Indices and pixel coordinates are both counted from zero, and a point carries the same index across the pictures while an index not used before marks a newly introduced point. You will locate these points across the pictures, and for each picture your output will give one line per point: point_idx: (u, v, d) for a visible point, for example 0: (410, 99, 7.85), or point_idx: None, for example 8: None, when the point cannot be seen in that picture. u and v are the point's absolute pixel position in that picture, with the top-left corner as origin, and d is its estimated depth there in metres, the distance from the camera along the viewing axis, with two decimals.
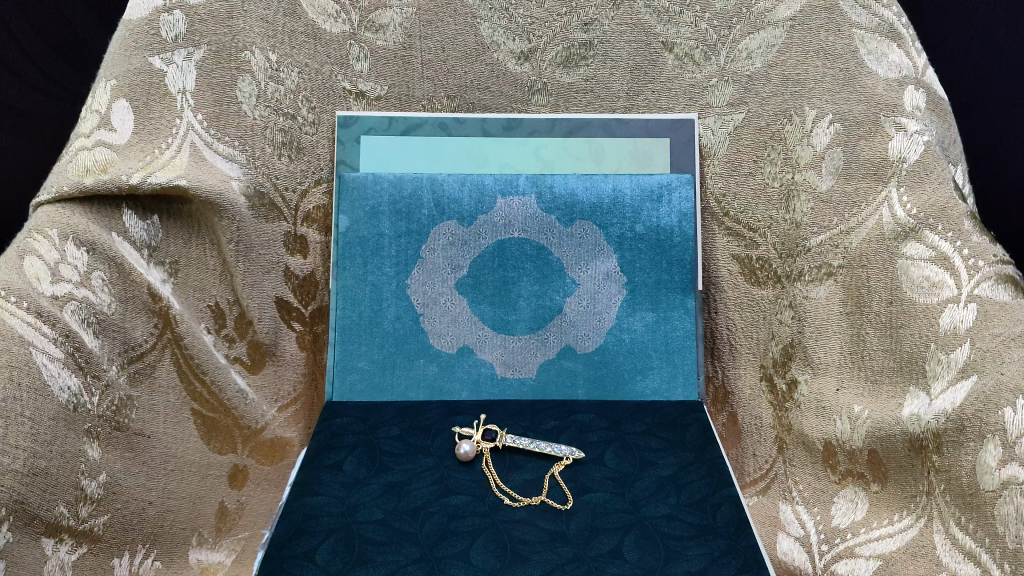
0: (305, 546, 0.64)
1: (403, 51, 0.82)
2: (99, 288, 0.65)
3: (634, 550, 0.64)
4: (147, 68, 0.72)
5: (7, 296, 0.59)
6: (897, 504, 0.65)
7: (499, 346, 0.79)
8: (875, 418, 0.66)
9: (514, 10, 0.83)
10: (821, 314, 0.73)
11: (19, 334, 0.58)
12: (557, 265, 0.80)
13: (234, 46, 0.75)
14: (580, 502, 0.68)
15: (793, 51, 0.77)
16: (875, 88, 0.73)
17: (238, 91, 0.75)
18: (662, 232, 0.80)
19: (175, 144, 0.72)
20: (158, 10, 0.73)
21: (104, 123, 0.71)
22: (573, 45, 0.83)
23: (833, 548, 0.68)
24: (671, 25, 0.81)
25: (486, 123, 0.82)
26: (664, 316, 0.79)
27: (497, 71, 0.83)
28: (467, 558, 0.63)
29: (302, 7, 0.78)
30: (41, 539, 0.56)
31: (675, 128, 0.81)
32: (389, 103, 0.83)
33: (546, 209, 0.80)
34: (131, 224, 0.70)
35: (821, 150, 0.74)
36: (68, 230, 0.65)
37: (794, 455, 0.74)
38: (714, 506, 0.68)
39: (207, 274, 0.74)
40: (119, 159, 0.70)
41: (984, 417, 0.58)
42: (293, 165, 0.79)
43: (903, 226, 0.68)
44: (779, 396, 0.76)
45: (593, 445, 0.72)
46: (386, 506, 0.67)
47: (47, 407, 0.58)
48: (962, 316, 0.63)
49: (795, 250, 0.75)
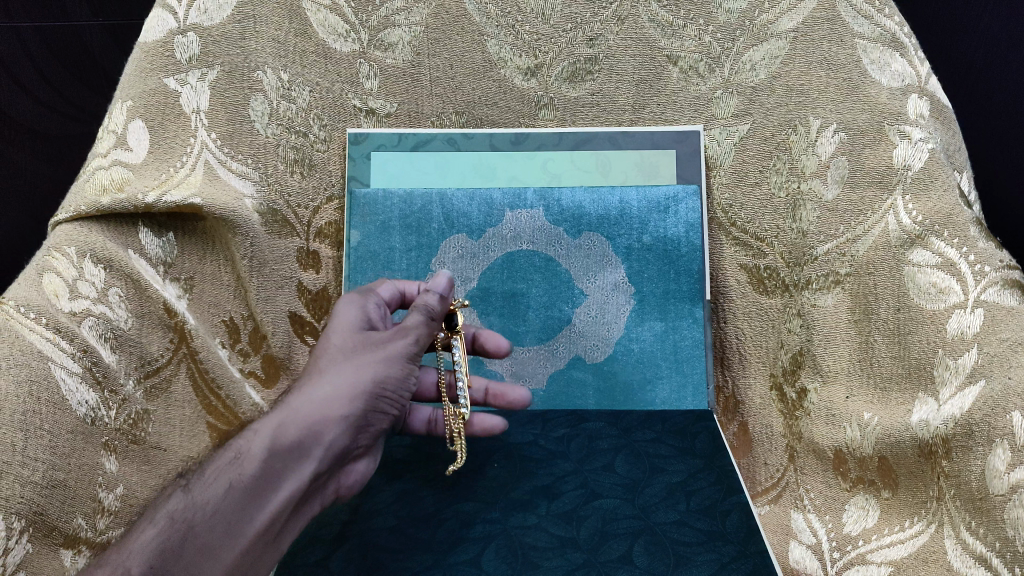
0: (318, 556, 0.65)
1: (412, 70, 0.84)
2: (116, 304, 0.67)
3: (644, 555, 0.65)
4: (162, 89, 0.74)
5: (25, 312, 0.61)
6: (907, 510, 0.66)
7: (509, 357, 0.80)
8: (884, 425, 0.66)
9: (520, 26, 0.84)
10: (829, 322, 0.73)
11: (39, 349, 0.60)
12: (565, 276, 0.81)
13: (248, 66, 0.76)
14: (591, 508, 0.69)
15: (796, 62, 0.78)
16: (878, 97, 0.73)
17: (251, 111, 0.76)
18: (670, 242, 0.80)
19: (189, 163, 0.73)
20: (173, 32, 0.75)
21: (120, 143, 0.73)
22: (579, 61, 0.84)
23: (844, 555, 0.68)
24: (675, 39, 0.82)
25: (495, 138, 0.83)
26: (673, 325, 0.80)
27: (505, 88, 0.85)
28: (479, 565, 0.64)
29: (313, 27, 0.80)
30: (59, 551, 0.58)
31: (681, 140, 0.82)
32: (399, 120, 0.84)
33: (555, 221, 0.81)
34: (147, 241, 0.71)
35: (826, 159, 0.75)
36: (85, 247, 0.67)
37: (805, 463, 0.74)
38: (723, 513, 0.69)
39: (222, 290, 0.76)
40: (135, 177, 0.71)
41: (993, 421, 0.58)
42: (305, 182, 0.80)
43: (908, 233, 0.69)
44: (789, 405, 0.76)
45: (603, 452, 0.73)
46: (399, 514, 0.68)
47: (65, 420, 0.59)
48: (969, 321, 0.64)
49: (802, 259, 0.76)
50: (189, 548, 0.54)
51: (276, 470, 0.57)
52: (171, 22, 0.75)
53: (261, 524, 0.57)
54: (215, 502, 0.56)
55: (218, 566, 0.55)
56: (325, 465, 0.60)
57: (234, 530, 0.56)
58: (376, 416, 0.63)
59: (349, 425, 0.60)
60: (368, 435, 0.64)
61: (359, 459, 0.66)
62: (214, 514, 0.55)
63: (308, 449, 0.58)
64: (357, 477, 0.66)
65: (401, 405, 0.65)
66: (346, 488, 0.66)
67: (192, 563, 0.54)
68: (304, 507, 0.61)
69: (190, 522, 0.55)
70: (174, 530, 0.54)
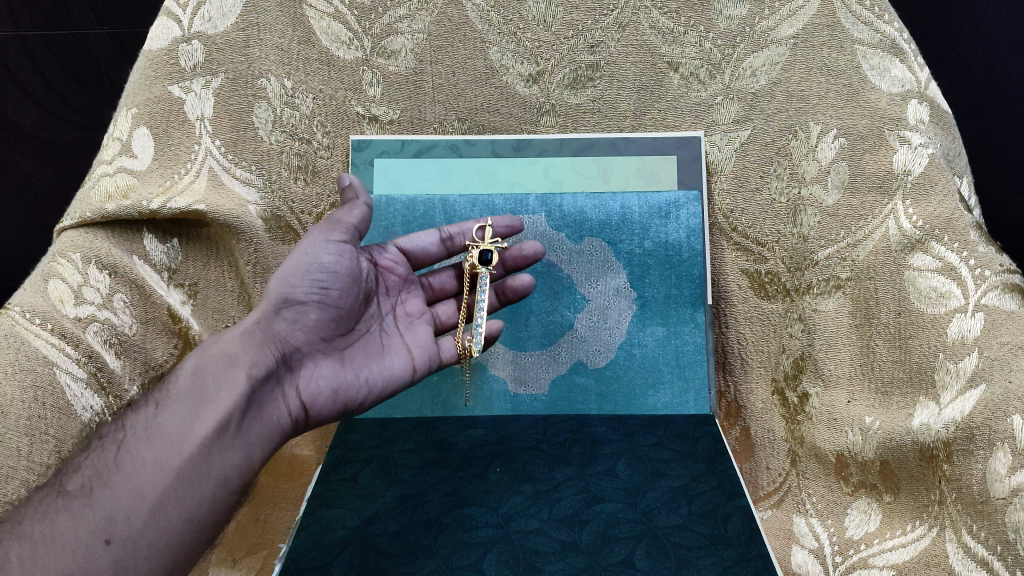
0: (320, 559, 0.66)
1: (414, 77, 0.84)
2: (121, 310, 0.68)
3: (646, 559, 0.66)
4: (167, 96, 0.75)
5: (31, 318, 0.63)
6: (909, 514, 0.66)
7: (511, 363, 0.80)
8: (886, 429, 0.67)
9: (522, 34, 0.84)
10: (831, 327, 0.73)
11: (43, 354, 0.62)
12: (567, 282, 0.81)
13: (252, 75, 0.77)
14: (592, 512, 0.69)
15: (797, 68, 0.78)
16: (878, 102, 0.74)
17: (255, 117, 0.77)
18: (671, 248, 0.80)
19: (194, 170, 0.74)
20: (177, 40, 0.75)
21: (125, 151, 0.73)
22: (580, 67, 0.84)
23: (846, 559, 0.68)
24: (676, 45, 0.82)
25: (497, 144, 0.84)
26: (675, 330, 0.80)
27: (507, 94, 0.85)
28: (481, 569, 0.65)
29: (316, 34, 0.81)
30: None
31: (682, 145, 0.82)
32: (402, 126, 0.84)
33: (557, 226, 0.81)
34: (152, 247, 0.72)
35: (826, 164, 0.76)
36: (91, 254, 0.68)
37: (807, 467, 0.74)
38: (725, 516, 0.69)
39: (226, 296, 0.76)
40: (140, 184, 0.72)
41: (993, 424, 0.60)
42: (309, 188, 0.80)
43: (909, 238, 0.69)
44: (790, 409, 0.76)
45: (605, 456, 0.74)
46: (400, 519, 0.69)
47: (69, 425, 0.62)
48: (969, 325, 0.65)
49: (803, 264, 0.76)
50: (125, 462, 0.59)
51: (202, 387, 0.63)
52: (175, 30, 0.76)
53: (200, 429, 0.61)
54: (149, 420, 0.62)
55: (159, 472, 0.59)
56: (258, 370, 0.63)
57: (173, 442, 0.60)
58: (295, 311, 0.65)
59: (265, 328, 0.65)
60: (308, 337, 0.66)
61: (322, 369, 0.67)
62: (150, 433, 0.61)
63: (231, 358, 0.64)
64: (327, 390, 0.66)
65: (327, 296, 0.66)
66: (321, 406, 0.66)
67: (130, 472, 0.59)
68: (259, 421, 0.64)
69: (126, 441, 0.61)
70: (111, 450, 0.60)
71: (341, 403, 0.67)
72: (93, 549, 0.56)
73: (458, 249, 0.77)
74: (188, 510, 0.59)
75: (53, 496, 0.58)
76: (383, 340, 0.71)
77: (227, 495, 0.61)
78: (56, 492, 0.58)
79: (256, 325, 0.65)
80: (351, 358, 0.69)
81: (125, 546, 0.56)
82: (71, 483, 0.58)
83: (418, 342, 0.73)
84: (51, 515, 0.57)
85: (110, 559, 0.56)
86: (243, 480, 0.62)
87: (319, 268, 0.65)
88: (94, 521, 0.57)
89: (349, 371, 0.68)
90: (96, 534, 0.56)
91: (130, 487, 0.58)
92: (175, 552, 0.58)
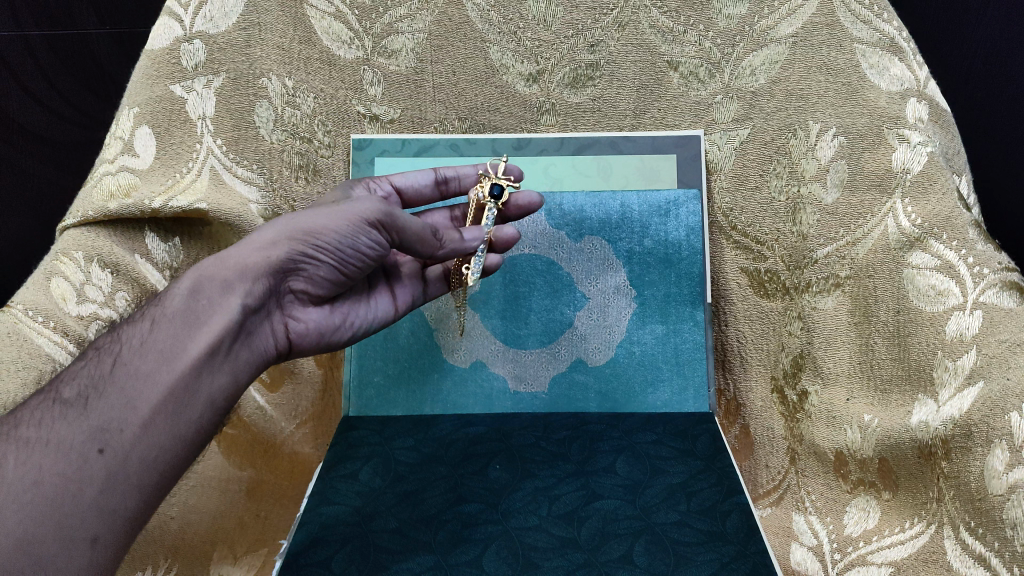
0: (321, 555, 0.66)
1: (415, 76, 0.84)
2: (123, 308, 0.69)
3: (644, 556, 0.66)
4: (168, 96, 0.75)
5: (34, 315, 0.64)
6: (908, 511, 0.66)
7: (511, 360, 0.80)
8: (885, 426, 0.67)
9: (522, 33, 0.84)
10: (831, 324, 0.74)
11: (46, 351, 0.63)
12: (567, 280, 0.81)
13: (253, 74, 0.77)
14: (592, 509, 0.69)
15: (796, 67, 0.79)
16: (877, 101, 0.74)
17: (256, 117, 0.78)
18: (670, 246, 0.81)
19: (195, 169, 0.75)
20: (179, 40, 0.76)
21: (127, 149, 0.74)
22: (580, 66, 0.84)
23: (845, 556, 0.68)
24: (676, 44, 0.83)
25: (497, 144, 0.84)
26: (674, 329, 0.80)
27: (507, 93, 0.85)
28: (480, 566, 0.65)
29: (318, 34, 0.81)
30: None
31: (681, 144, 0.82)
32: (402, 126, 0.85)
33: (556, 225, 0.81)
34: (153, 246, 0.72)
35: (825, 163, 0.76)
36: (93, 252, 0.69)
37: (806, 465, 0.74)
38: (724, 514, 0.69)
39: None
40: (141, 183, 0.72)
41: (991, 421, 0.60)
42: (310, 186, 0.81)
43: (907, 236, 0.70)
44: (790, 407, 0.76)
45: (604, 453, 0.74)
46: (400, 515, 0.69)
47: None
48: (967, 323, 0.65)
49: (802, 262, 0.76)
50: (118, 374, 0.58)
51: (197, 310, 0.61)
52: (177, 30, 0.76)
53: (192, 351, 0.60)
54: (142, 339, 0.60)
55: (151, 388, 0.58)
56: (254, 304, 0.63)
57: (166, 361, 0.59)
58: (307, 266, 0.64)
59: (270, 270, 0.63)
60: (309, 285, 0.66)
61: (312, 311, 0.68)
62: (141, 350, 0.60)
63: (228, 284, 0.62)
64: (313, 331, 0.68)
65: (343, 264, 0.65)
66: (306, 344, 0.68)
67: (123, 386, 0.58)
68: (246, 348, 0.64)
69: (120, 354, 0.59)
70: (105, 362, 0.59)
71: (324, 345, 0.70)
72: (86, 458, 0.55)
73: (453, 192, 0.76)
74: (180, 428, 0.58)
75: (47, 403, 0.57)
76: (372, 282, 0.72)
77: (213, 416, 0.61)
78: (51, 399, 0.57)
79: (262, 264, 0.63)
80: (339, 301, 0.70)
81: (118, 459, 0.55)
82: (66, 391, 0.58)
83: (405, 284, 0.74)
84: (47, 422, 0.56)
85: (103, 471, 0.55)
86: (228, 403, 0.62)
87: (352, 246, 0.63)
88: (87, 430, 0.55)
89: (337, 315, 0.70)
90: (88, 443, 0.55)
91: (123, 401, 0.57)
92: (164, 468, 0.58)
